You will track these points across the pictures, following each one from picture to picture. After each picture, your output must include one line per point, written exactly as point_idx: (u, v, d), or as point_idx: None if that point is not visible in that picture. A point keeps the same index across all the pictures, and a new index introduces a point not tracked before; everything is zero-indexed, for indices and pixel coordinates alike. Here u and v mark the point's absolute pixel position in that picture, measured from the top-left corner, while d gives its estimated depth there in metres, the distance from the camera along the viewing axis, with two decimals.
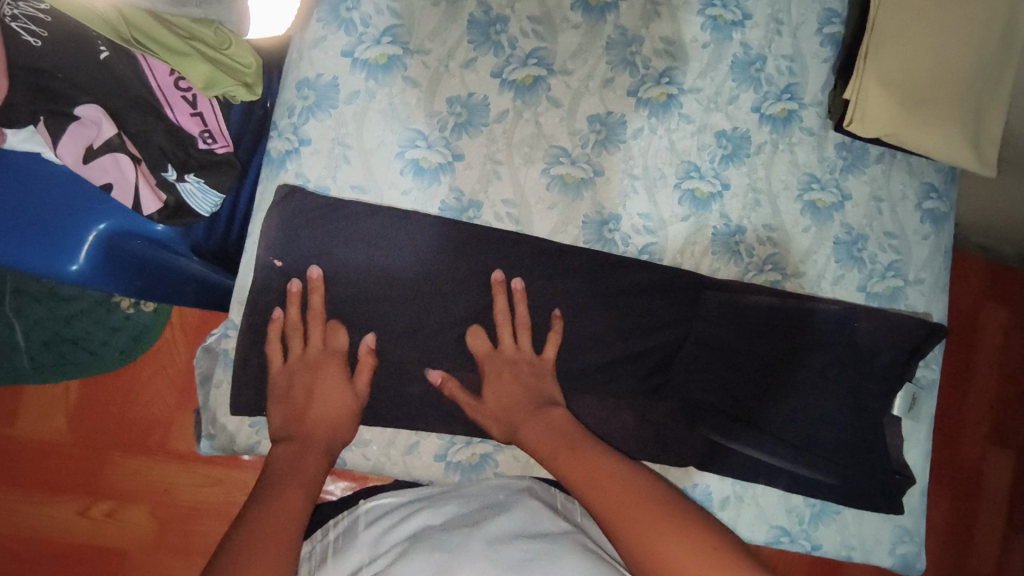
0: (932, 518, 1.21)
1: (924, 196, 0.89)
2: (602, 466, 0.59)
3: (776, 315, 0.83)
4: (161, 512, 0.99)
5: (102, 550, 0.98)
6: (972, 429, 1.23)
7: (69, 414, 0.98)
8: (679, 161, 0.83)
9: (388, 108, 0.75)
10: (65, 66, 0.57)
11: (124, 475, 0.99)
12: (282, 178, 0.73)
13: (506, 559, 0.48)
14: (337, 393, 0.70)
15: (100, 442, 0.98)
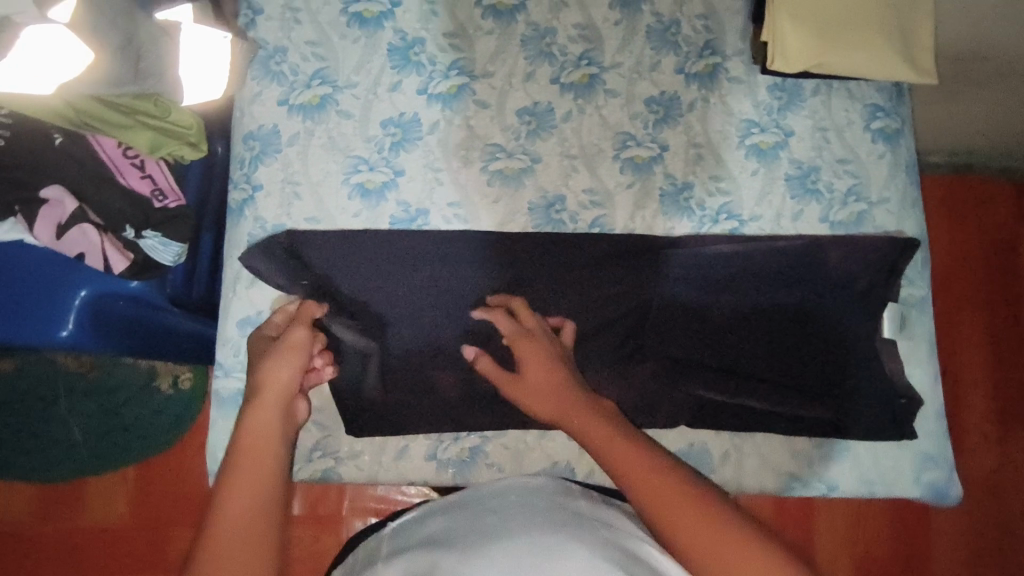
0: (978, 458, 1.23)
1: (871, 117, 0.89)
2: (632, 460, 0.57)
3: (739, 262, 0.84)
4: None
5: None
6: (1001, 363, 1.25)
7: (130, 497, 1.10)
8: (614, 134, 0.85)
9: (328, 142, 0.81)
10: (26, 156, 0.67)
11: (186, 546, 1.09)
12: (243, 224, 0.79)
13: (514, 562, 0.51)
14: (281, 368, 0.64)
15: (161, 517, 1.09)
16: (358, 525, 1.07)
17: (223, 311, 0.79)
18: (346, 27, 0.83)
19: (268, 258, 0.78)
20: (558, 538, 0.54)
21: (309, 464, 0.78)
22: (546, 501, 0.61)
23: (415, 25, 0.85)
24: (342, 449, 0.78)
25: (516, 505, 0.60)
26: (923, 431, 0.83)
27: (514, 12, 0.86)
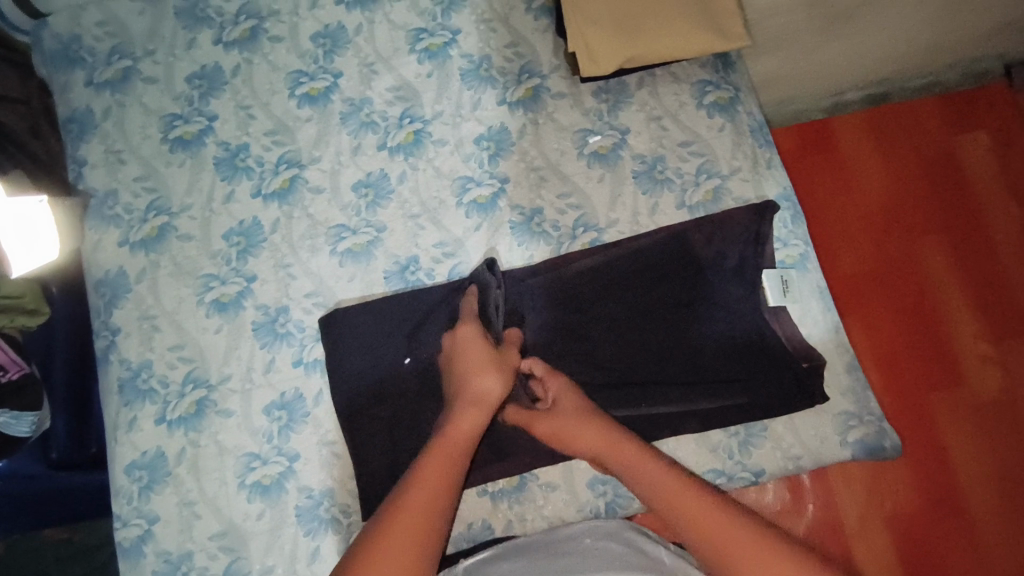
0: (982, 382, 1.11)
1: (701, 93, 0.88)
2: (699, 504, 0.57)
3: (606, 271, 0.82)
4: None
5: None
6: (992, 269, 1.15)
7: None
8: (452, 181, 0.85)
9: (174, 268, 0.82)
10: None
11: None
12: (111, 370, 0.80)
13: None
14: (494, 381, 0.68)
15: None
16: None
17: (109, 461, 0.78)
18: (170, 154, 0.86)
19: (140, 395, 0.79)
20: None
21: None
22: (619, 542, 0.68)
23: (236, 134, 0.86)
24: (254, 568, 0.75)
25: (587, 549, 0.66)
26: (838, 390, 0.79)
27: (327, 94, 0.88)
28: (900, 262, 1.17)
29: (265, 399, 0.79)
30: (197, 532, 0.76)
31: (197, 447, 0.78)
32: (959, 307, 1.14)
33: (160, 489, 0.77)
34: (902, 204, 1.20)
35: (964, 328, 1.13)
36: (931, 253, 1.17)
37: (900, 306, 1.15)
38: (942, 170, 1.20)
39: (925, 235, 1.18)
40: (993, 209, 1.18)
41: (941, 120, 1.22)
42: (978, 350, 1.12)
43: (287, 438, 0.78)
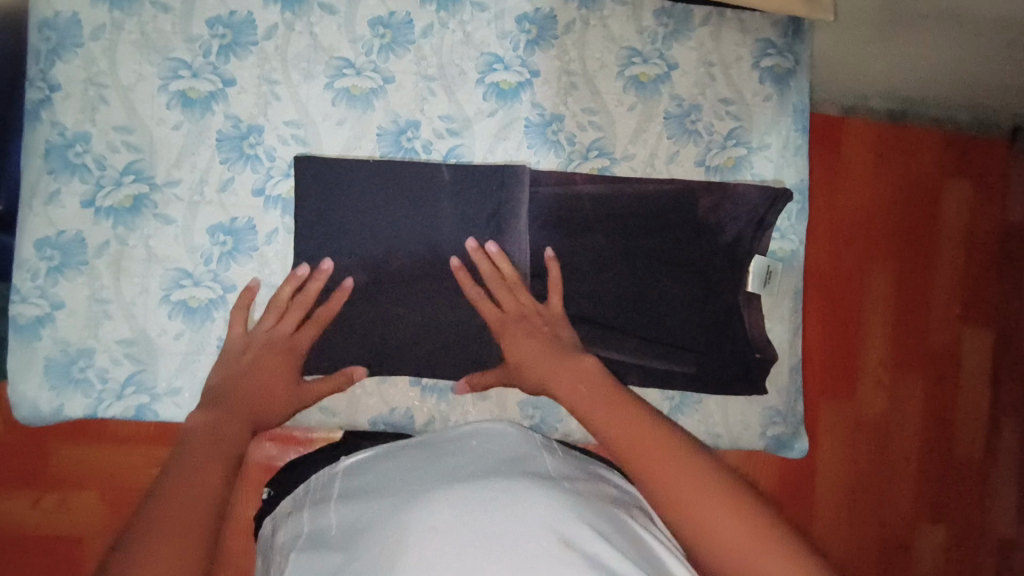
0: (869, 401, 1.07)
1: (761, 54, 0.82)
2: (654, 437, 0.57)
3: (607, 204, 0.78)
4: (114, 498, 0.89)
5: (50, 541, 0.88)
6: (933, 311, 1.08)
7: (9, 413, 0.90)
8: (479, 54, 0.77)
9: (140, 39, 0.70)
10: None
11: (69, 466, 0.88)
12: (38, 128, 0.69)
13: (462, 498, 0.47)
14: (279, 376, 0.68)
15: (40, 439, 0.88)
16: None
17: (18, 229, 0.69)
18: None
19: (70, 168, 0.69)
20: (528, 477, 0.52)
21: (120, 399, 0.70)
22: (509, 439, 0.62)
23: None
24: (159, 386, 0.71)
25: (475, 450, 0.59)
26: (775, 387, 0.82)
27: None
28: (844, 289, 1.05)
29: (211, 219, 0.72)
30: (105, 332, 0.70)
31: (124, 246, 0.70)
32: (878, 338, 1.07)
33: (71, 276, 0.69)
34: (871, 224, 1.05)
35: (870, 356, 1.07)
36: (875, 282, 1.06)
37: (833, 320, 1.05)
38: (919, 204, 1.06)
39: (882, 249, 1.06)
40: (946, 252, 1.08)
41: (942, 148, 1.06)
42: (874, 375, 1.07)
43: (227, 267, 0.72)
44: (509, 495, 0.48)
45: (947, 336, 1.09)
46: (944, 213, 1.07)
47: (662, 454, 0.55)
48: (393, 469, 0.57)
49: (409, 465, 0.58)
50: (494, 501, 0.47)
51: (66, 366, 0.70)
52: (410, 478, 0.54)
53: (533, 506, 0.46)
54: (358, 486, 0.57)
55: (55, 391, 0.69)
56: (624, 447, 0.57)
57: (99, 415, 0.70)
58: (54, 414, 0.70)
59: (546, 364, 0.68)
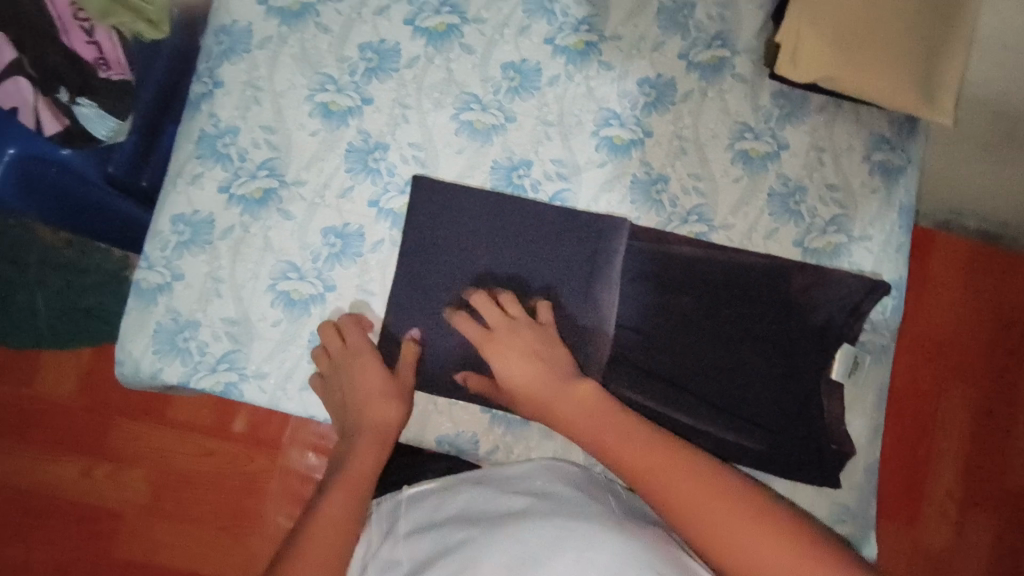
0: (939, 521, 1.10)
1: (873, 147, 0.83)
2: (684, 463, 0.63)
3: (699, 268, 0.79)
4: (159, 479, 1.21)
5: (110, 509, 1.20)
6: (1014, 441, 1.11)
7: (76, 381, 1.23)
8: (597, 108, 0.81)
9: (299, 52, 0.78)
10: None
11: (127, 441, 1.22)
12: (196, 118, 0.77)
13: (518, 552, 0.54)
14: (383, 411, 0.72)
15: (108, 409, 1.23)
16: (295, 454, 1.22)
17: (159, 202, 0.76)
18: None
19: (215, 156, 0.76)
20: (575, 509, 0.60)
21: (212, 373, 0.74)
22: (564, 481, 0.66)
23: None
24: (249, 367, 0.75)
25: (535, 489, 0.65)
26: (847, 483, 0.79)
27: None
28: (920, 399, 1.11)
29: (326, 221, 0.77)
30: (212, 309, 0.75)
31: (246, 233, 0.76)
32: (948, 455, 1.11)
33: (195, 252, 0.75)
34: (949, 347, 1.12)
35: (941, 476, 1.11)
36: (952, 400, 1.11)
37: (904, 436, 1.11)
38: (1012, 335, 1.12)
39: (958, 372, 1.12)
40: None
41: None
42: (945, 496, 1.10)
43: (331, 267, 0.77)
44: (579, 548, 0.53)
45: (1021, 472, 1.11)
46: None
47: (690, 482, 0.61)
48: (466, 504, 0.64)
49: (481, 504, 0.63)
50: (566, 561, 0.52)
51: (171, 334, 0.74)
52: (475, 506, 0.64)
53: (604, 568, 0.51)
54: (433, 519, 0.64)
55: (158, 354, 0.74)
56: (654, 483, 0.62)
57: (191, 384, 0.74)
58: (152, 376, 0.74)
59: (614, 422, 0.67)
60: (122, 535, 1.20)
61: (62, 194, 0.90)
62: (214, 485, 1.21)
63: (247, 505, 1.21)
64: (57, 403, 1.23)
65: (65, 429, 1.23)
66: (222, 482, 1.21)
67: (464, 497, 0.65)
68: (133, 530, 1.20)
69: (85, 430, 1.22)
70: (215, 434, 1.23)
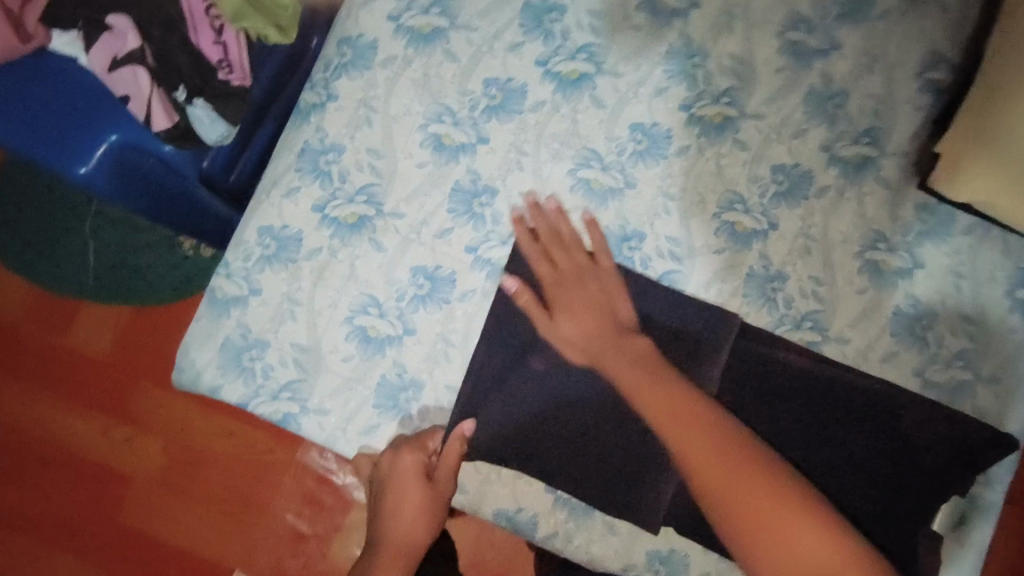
0: None
1: (1019, 282, 0.75)
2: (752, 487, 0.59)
3: (806, 379, 0.72)
4: (173, 451, 1.16)
5: (120, 470, 1.16)
6: None
7: (111, 335, 1.19)
8: (724, 189, 0.75)
9: (421, 78, 0.73)
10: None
11: (149, 405, 1.17)
12: (303, 129, 0.73)
13: None
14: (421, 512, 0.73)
15: (134, 369, 1.18)
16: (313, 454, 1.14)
17: (250, 210, 0.72)
18: None
19: (315, 172, 0.72)
20: None
21: (273, 400, 0.70)
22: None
23: None
24: (311, 401, 0.70)
25: None
26: None
27: (671, 17, 0.76)
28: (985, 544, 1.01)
29: (418, 259, 0.72)
30: (284, 331, 0.71)
31: (333, 258, 0.71)
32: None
33: (277, 270, 0.71)
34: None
35: None
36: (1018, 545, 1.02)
37: None
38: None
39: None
40: None
41: None
42: None
43: (414, 309, 0.71)
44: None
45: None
46: None
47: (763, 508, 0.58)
48: None
49: None
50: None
51: (237, 351, 0.70)
52: None
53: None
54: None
55: (221, 370, 0.70)
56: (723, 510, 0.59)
57: (249, 408, 0.70)
58: (210, 390, 0.71)
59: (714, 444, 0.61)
60: (128, 498, 1.16)
61: (152, 184, 0.96)
62: (224, 463, 1.15)
63: (259, 496, 1.14)
64: (89, 358, 1.19)
65: (90, 382, 1.18)
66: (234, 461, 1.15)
67: None
68: (140, 496, 1.16)
69: (109, 384, 1.18)
70: (234, 414, 1.16)
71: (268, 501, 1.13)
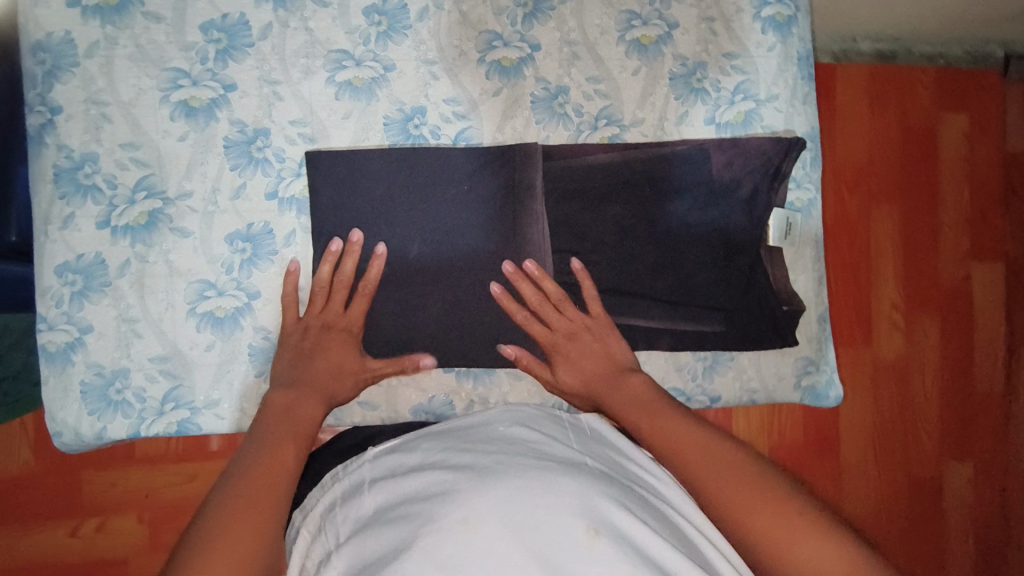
0: (887, 343, 1.18)
1: (761, 4, 0.81)
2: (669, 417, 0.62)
3: (619, 170, 0.78)
4: (149, 516, 1.09)
5: (103, 560, 1.09)
6: (949, 250, 1.19)
7: (30, 445, 1.07)
8: (477, 33, 0.76)
9: (135, 51, 0.70)
10: None
11: (100, 491, 1.08)
12: (45, 155, 0.69)
13: (500, 500, 0.47)
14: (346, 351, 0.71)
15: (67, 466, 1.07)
16: None
17: (37, 257, 0.69)
18: None
19: (81, 190, 0.69)
20: (544, 462, 0.53)
21: (161, 416, 0.71)
22: (531, 425, 0.61)
23: None
24: (197, 399, 0.72)
25: (501, 433, 0.60)
26: (805, 337, 0.83)
27: None
28: (854, 233, 1.16)
29: (228, 227, 0.72)
30: (137, 351, 0.71)
31: (145, 263, 0.70)
32: (891, 284, 1.17)
33: (96, 298, 0.70)
34: (875, 172, 1.16)
35: (885, 298, 1.17)
36: (882, 229, 1.17)
37: (848, 270, 1.17)
38: (919, 146, 1.17)
39: (881, 203, 1.17)
40: (948, 189, 1.19)
41: (937, 91, 1.17)
42: (887, 324, 1.18)
43: (249, 273, 0.72)
44: (541, 486, 0.48)
45: (958, 273, 1.20)
46: (943, 152, 1.18)
47: (678, 434, 0.59)
48: (420, 459, 0.58)
49: (440, 455, 0.57)
50: (532, 500, 0.47)
51: (104, 391, 0.70)
52: (439, 453, 0.58)
53: (566, 498, 0.47)
54: (399, 470, 0.57)
55: (95, 414, 0.70)
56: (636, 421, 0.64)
57: (143, 433, 0.71)
58: (98, 437, 0.70)
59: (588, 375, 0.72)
60: None
61: None
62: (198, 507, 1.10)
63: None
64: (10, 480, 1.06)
65: (26, 503, 1.07)
66: None
67: (423, 448, 0.60)
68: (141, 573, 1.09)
69: (53, 490, 1.07)
70: (186, 457, 1.09)
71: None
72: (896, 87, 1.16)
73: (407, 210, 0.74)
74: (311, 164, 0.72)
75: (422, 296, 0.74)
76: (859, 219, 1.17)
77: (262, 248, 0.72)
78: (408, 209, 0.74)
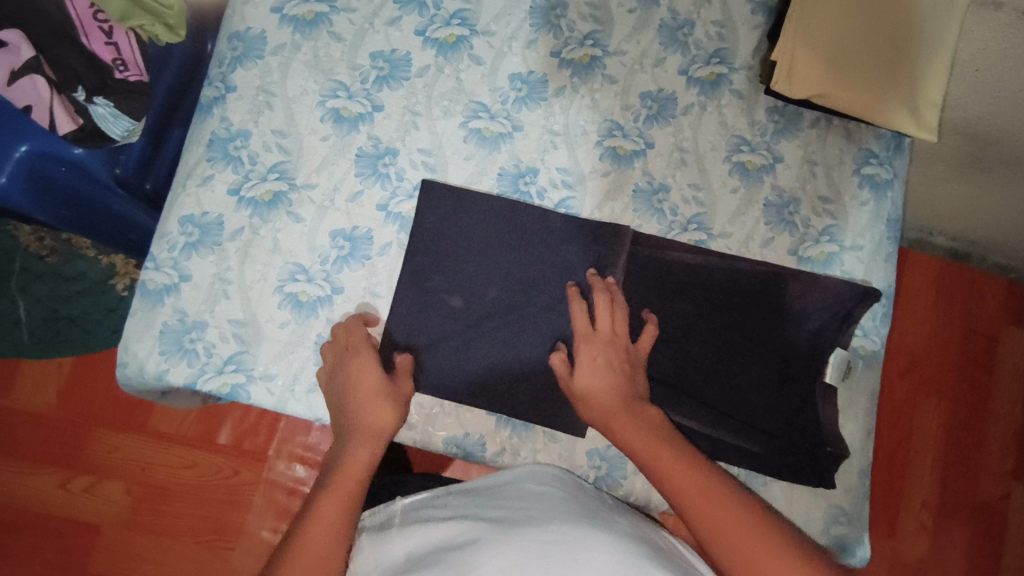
0: (911, 540, 1.14)
1: (863, 162, 0.87)
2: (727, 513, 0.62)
3: (697, 273, 0.81)
4: (135, 491, 1.08)
5: (78, 522, 1.07)
6: (993, 463, 1.16)
7: (59, 388, 1.10)
8: (602, 120, 0.84)
9: (312, 60, 0.80)
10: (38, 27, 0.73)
11: (103, 452, 1.09)
12: (207, 122, 0.78)
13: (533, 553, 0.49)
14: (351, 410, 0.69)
15: (85, 417, 1.10)
16: (282, 468, 1.10)
17: (168, 203, 0.77)
18: None
19: (226, 158, 0.77)
20: (575, 520, 0.54)
21: (219, 374, 0.74)
22: (558, 485, 0.62)
23: None
24: (257, 368, 0.75)
25: (531, 492, 0.60)
26: (842, 485, 0.82)
27: None
28: (897, 414, 1.16)
29: (335, 224, 0.78)
30: (219, 310, 0.75)
31: (255, 235, 0.77)
32: (924, 480, 1.15)
33: (203, 254, 0.76)
34: (929, 359, 1.18)
35: (917, 492, 1.15)
36: (927, 418, 1.16)
37: (885, 452, 1.16)
38: (977, 346, 1.19)
39: (929, 394, 1.17)
40: (1003, 400, 1.18)
41: (1006, 299, 1.20)
42: (914, 520, 1.14)
43: (340, 269, 0.77)
44: (576, 541, 0.51)
45: (998, 490, 1.16)
46: (1002, 360, 1.19)
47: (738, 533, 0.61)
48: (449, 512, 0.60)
49: (471, 510, 0.59)
50: (565, 553, 0.49)
51: (178, 337, 0.74)
52: (470, 507, 0.59)
53: (602, 553, 0.49)
54: (432, 525, 0.59)
55: (164, 355, 0.74)
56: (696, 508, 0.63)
57: (197, 386, 0.74)
58: (157, 378, 0.74)
59: (639, 437, 0.69)
60: (95, 549, 1.07)
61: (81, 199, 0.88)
62: (186, 498, 1.09)
63: (235, 516, 1.09)
64: (37, 411, 1.10)
65: (35, 441, 1.09)
66: (196, 496, 1.09)
67: (454, 503, 0.62)
68: (109, 546, 1.07)
69: (60, 438, 1.09)
70: (193, 443, 1.10)
71: (246, 521, 1.08)
72: (964, 281, 1.19)
73: (497, 256, 0.79)
74: (423, 191, 0.79)
75: (485, 336, 0.77)
76: (905, 403, 1.17)
77: (356, 252, 0.78)
78: (497, 263, 0.79)
